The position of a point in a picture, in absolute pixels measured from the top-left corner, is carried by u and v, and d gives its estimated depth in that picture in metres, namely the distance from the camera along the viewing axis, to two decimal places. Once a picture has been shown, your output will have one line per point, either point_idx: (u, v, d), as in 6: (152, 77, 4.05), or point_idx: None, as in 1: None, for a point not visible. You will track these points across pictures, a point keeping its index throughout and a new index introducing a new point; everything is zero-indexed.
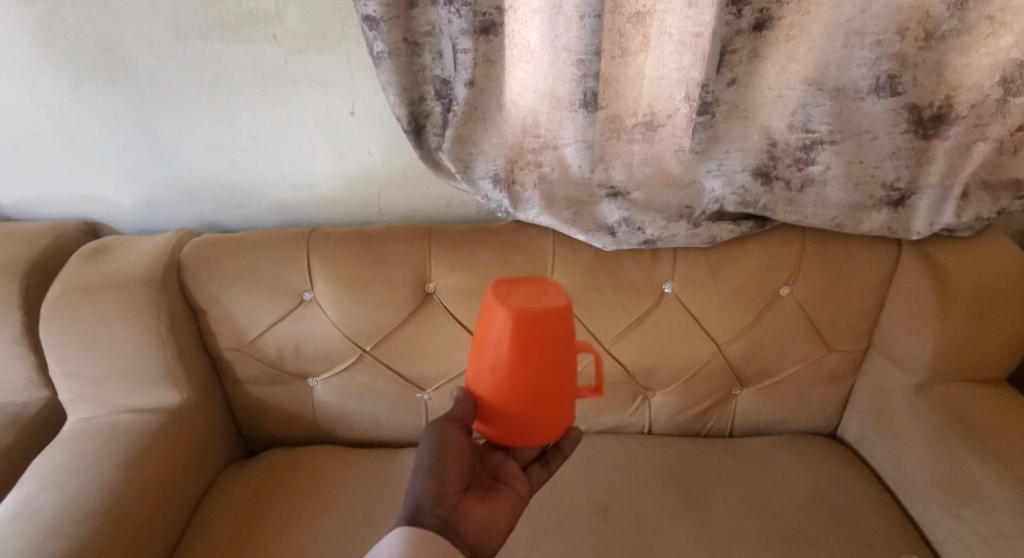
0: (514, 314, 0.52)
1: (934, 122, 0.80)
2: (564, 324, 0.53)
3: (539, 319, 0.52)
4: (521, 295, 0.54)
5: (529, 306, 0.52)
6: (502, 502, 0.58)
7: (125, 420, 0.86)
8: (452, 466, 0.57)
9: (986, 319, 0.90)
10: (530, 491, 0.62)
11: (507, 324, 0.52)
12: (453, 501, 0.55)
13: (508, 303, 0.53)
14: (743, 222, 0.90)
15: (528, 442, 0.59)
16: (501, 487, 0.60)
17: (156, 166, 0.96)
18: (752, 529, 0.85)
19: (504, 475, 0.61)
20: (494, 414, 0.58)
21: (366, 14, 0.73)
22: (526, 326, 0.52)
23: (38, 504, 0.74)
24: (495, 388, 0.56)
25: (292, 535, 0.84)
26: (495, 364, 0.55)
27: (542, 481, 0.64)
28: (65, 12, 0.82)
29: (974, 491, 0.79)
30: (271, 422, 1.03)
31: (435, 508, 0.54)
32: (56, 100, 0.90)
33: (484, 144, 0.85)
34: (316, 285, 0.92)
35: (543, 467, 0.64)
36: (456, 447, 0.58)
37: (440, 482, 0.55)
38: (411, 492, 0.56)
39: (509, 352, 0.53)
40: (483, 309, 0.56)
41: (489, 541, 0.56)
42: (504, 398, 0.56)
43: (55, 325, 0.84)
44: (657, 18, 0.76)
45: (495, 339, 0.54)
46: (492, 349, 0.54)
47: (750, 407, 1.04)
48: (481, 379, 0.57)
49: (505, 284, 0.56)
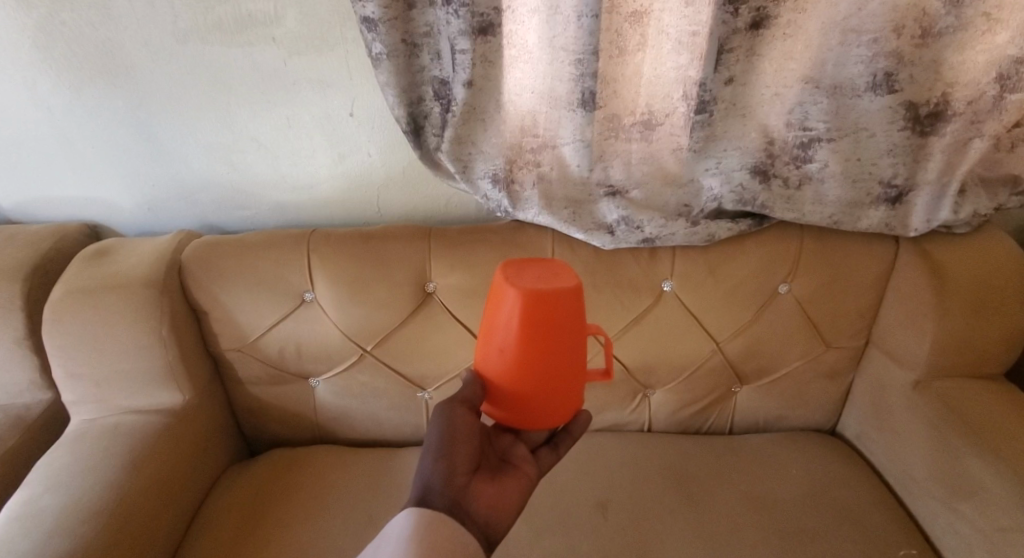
0: (524, 294, 0.54)
1: (931, 119, 0.81)
2: (573, 305, 0.55)
3: (549, 299, 0.54)
4: (530, 277, 0.56)
5: (539, 286, 0.54)
6: (511, 483, 0.59)
7: (127, 422, 0.87)
8: (462, 447, 0.57)
9: (984, 315, 0.91)
10: (538, 473, 0.62)
11: (517, 303, 0.55)
12: (463, 481, 0.56)
13: (518, 284, 0.55)
14: (741, 220, 0.91)
15: (537, 424, 0.61)
16: (510, 469, 0.61)
17: (157, 168, 0.97)
18: (752, 526, 0.86)
19: (513, 457, 0.62)
20: (503, 394, 0.60)
21: (365, 16, 0.73)
22: (536, 306, 0.54)
23: (42, 505, 0.74)
24: (505, 368, 0.58)
25: (294, 535, 0.85)
26: (505, 344, 0.57)
27: (550, 464, 0.64)
28: (65, 15, 0.82)
29: (973, 487, 0.79)
30: (272, 422, 1.03)
31: (445, 488, 0.55)
32: (56, 103, 0.90)
33: (483, 144, 0.85)
34: (316, 286, 0.92)
35: (552, 451, 0.65)
36: (466, 428, 0.58)
37: (450, 463, 0.56)
38: (421, 471, 0.56)
39: (518, 332, 0.55)
40: (493, 291, 0.58)
41: (497, 521, 0.57)
42: (513, 378, 0.58)
43: (57, 327, 0.85)
44: (655, 17, 0.77)
45: (504, 319, 0.56)
46: (502, 329, 0.57)
47: (749, 404, 1.05)
48: (491, 360, 0.59)
49: (515, 267, 0.58)
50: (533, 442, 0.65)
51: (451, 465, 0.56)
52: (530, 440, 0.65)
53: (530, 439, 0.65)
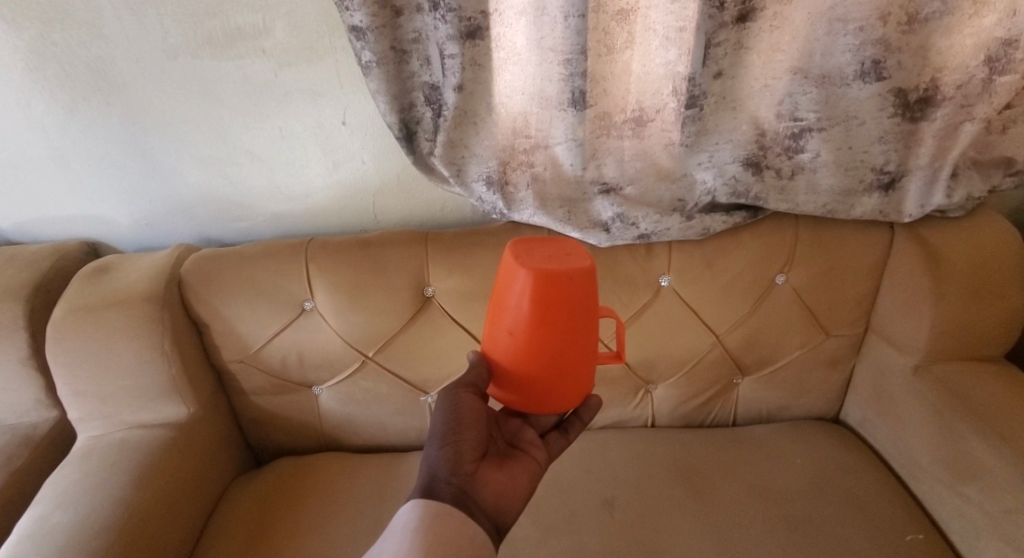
0: (535, 276, 0.54)
1: (921, 105, 0.81)
2: (585, 287, 0.55)
3: (560, 280, 0.54)
4: (541, 257, 0.56)
5: (550, 268, 0.54)
6: (521, 469, 0.60)
7: (133, 437, 0.87)
8: (468, 433, 0.58)
9: (982, 297, 0.91)
10: (548, 459, 0.63)
11: (527, 284, 0.55)
12: (470, 469, 0.57)
13: (529, 264, 0.55)
14: (736, 213, 0.91)
15: (544, 409, 0.62)
16: (519, 455, 0.61)
17: (154, 183, 0.98)
18: (759, 516, 0.86)
19: (522, 442, 0.63)
20: (512, 377, 0.60)
21: (353, 24, 0.73)
22: (545, 287, 0.54)
23: (53, 522, 0.75)
24: (514, 351, 0.58)
25: (305, 542, 0.85)
26: (514, 327, 0.57)
27: (560, 449, 0.65)
28: (55, 36, 0.83)
29: (977, 468, 0.80)
30: (278, 432, 1.04)
31: (451, 476, 0.55)
32: (51, 124, 0.91)
33: (475, 147, 0.85)
34: (316, 295, 0.93)
35: (561, 434, 0.66)
36: (472, 411, 0.59)
37: (456, 450, 0.57)
38: (427, 460, 0.57)
39: (528, 314, 0.56)
40: (502, 271, 0.58)
41: (508, 507, 0.57)
42: (523, 360, 0.58)
43: (60, 345, 0.85)
44: (641, 15, 0.77)
45: (514, 301, 0.56)
46: (511, 311, 0.57)
47: (751, 395, 1.05)
48: (500, 342, 0.59)
49: (524, 247, 0.58)
50: (542, 427, 0.66)
51: (458, 451, 0.57)
52: (538, 425, 0.66)
53: (540, 424, 0.66)
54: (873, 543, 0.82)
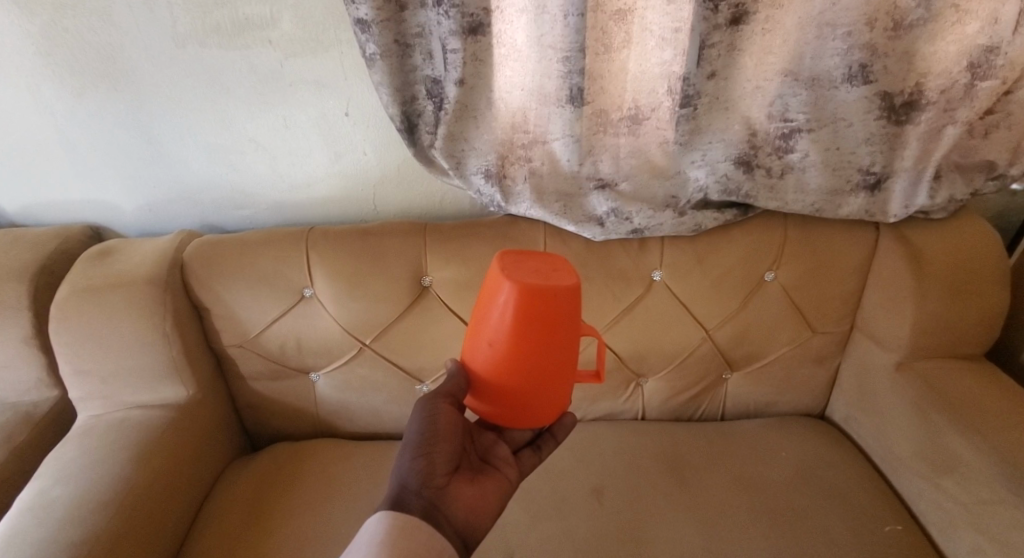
0: (519, 288, 0.56)
1: (906, 109, 0.83)
2: (570, 303, 0.57)
3: (546, 295, 0.56)
4: (528, 271, 0.58)
5: (536, 282, 0.56)
6: (491, 486, 0.62)
7: (134, 416, 0.89)
8: (442, 445, 0.60)
9: (961, 297, 0.94)
10: (519, 476, 0.65)
11: (512, 297, 0.57)
12: (441, 482, 0.58)
13: (515, 277, 0.57)
14: (727, 210, 0.94)
15: (522, 421, 0.64)
16: (490, 471, 0.63)
17: (159, 169, 0.99)
18: (744, 506, 0.89)
19: (495, 459, 0.65)
20: (493, 388, 0.62)
21: (358, 17, 0.75)
22: (531, 301, 0.56)
23: (54, 496, 0.77)
24: (495, 361, 0.60)
25: (299, 523, 0.87)
26: (496, 338, 0.59)
27: (533, 465, 0.68)
28: (66, 22, 0.85)
29: (953, 462, 0.83)
30: (275, 416, 1.05)
31: (422, 489, 0.57)
32: (60, 108, 0.93)
33: (475, 141, 0.87)
34: (316, 283, 0.95)
35: (535, 452, 0.69)
36: (449, 424, 0.61)
37: (428, 461, 0.58)
38: (399, 469, 0.58)
39: (512, 326, 0.58)
40: (489, 282, 0.60)
41: (475, 522, 0.59)
42: (503, 372, 0.60)
43: (63, 325, 0.87)
44: (638, 15, 0.79)
45: (498, 312, 0.58)
46: (494, 322, 0.59)
47: (738, 390, 1.08)
48: (482, 351, 0.61)
49: (512, 259, 0.61)
50: (515, 442, 0.69)
51: (430, 464, 0.58)
52: (513, 440, 0.69)
53: (514, 440, 0.69)
54: (852, 534, 0.84)
